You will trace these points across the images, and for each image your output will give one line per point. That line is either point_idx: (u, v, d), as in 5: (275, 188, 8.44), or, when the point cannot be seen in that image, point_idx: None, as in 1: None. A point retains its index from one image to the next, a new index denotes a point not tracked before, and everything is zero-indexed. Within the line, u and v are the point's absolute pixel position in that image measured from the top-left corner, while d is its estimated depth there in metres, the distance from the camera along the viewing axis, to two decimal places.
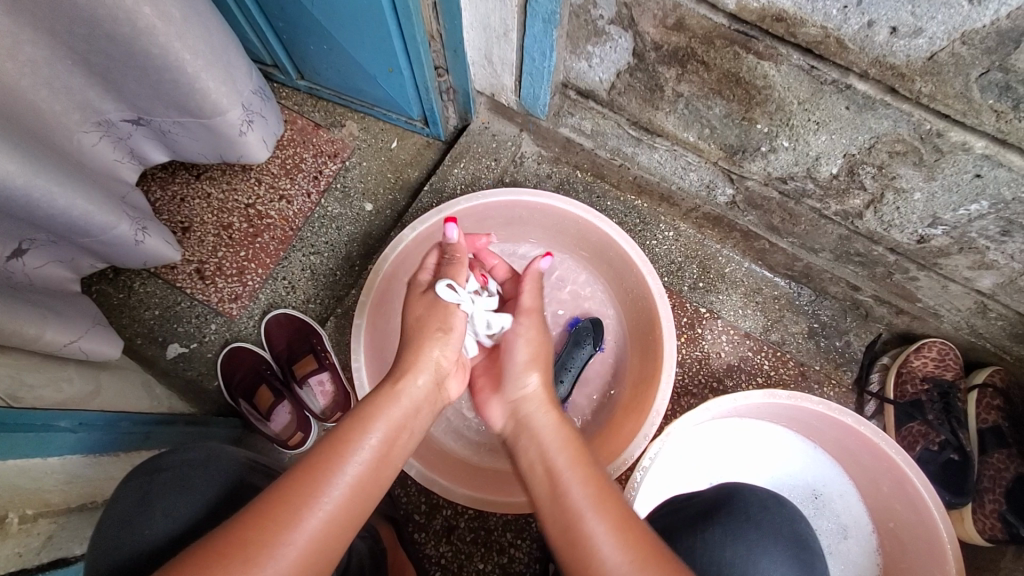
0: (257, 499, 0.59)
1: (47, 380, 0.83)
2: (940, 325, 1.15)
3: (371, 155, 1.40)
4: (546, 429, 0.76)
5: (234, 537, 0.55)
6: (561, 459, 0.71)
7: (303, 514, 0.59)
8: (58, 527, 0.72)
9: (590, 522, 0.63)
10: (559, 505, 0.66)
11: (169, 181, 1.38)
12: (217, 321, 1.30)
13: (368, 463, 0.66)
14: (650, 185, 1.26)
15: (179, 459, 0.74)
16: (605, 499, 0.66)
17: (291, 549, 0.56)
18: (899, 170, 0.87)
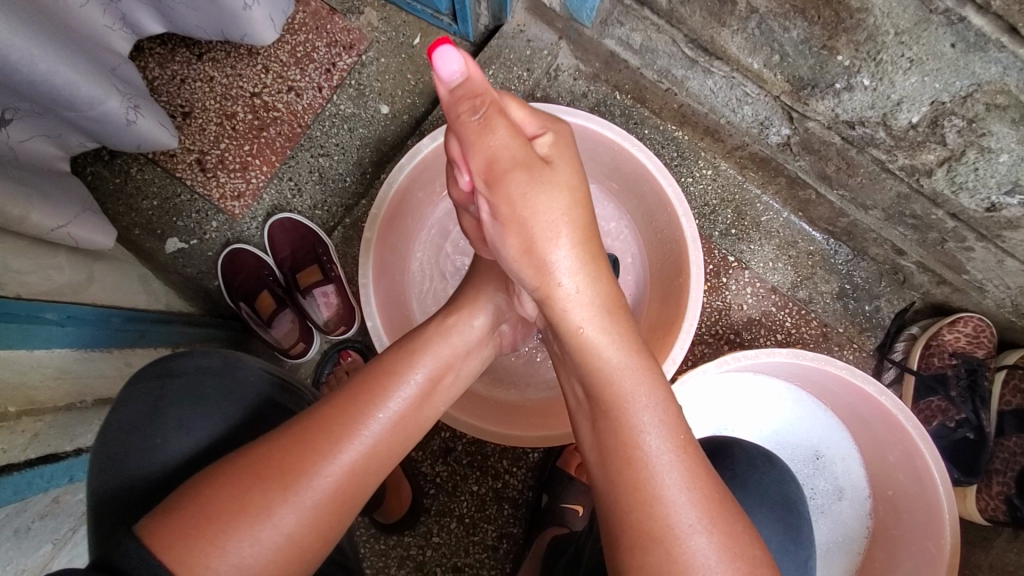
0: (297, 423, 0.61)
1: (35, 266, 0.77)
2: (981, 300, 1.08)
3: (391, 51, 1.26)
4: (610, 340, 0.69)
5: (267, 457, 0.58)
6: (642, 393, 0.66)
7: (339, 438, 0.61)
8: (46, 424, 0.69)
9: (664, 476, 0.62)
10: (614, 437, 0.65)
11: (168, 58, 1.25)
12: (218, 219, 1.22)
13: (407, 400, 0.67)
14: (697, 116, 1.14)
15: (190, 364, 0.71)
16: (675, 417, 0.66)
17: (326, 481, 0.59)
18: (992, 128, 0.76)
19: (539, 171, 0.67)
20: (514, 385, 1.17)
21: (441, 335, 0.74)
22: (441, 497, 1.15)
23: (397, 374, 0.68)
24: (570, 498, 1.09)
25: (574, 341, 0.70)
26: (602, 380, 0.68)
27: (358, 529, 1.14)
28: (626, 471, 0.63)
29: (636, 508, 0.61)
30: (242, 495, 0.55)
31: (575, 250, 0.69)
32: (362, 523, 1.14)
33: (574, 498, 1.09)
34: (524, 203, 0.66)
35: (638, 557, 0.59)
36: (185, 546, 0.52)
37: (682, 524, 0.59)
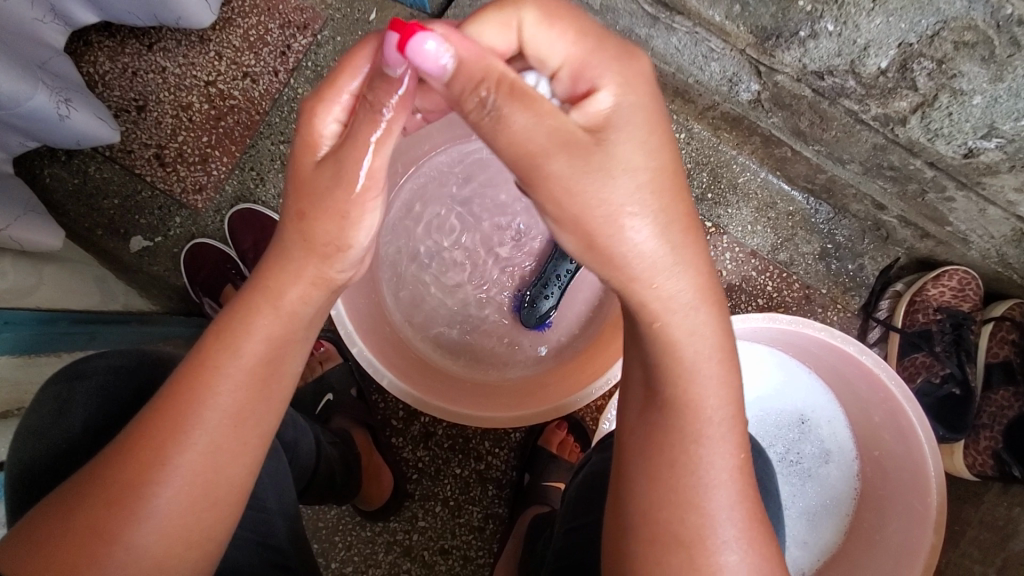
0: (125, 434, 0.55)
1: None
2: (966, 253, 1.05)
3: (347, 29, 1.21)
4: (690, 322, 0.56)
5: (97, 480, 0.54)
6: (709, 394, 0.57)
7: (163, 454, 0.54)
8: None
9: (711, 496, 0.56)
10: (665, 437, 0.57)
11: (117, 51, 1.20)
12: (182, 214, 1.20)
13: (240, 375, 0.57)
14: (665, 77, 1.09)
15: (105, 364, 0.68)
16: (726, 389, 0.58)
17: (163, 497, 0.54)
18: (962, 68, 0.72)
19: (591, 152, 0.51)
20: (493, 366, 1.14)
21: (267, 292, 0.58)
22: (424, 482, 1.14)
23: (225, 348, 0.57)
24: (552, 476, 1.09)
25: (650, 326, 0.56)
26: (675, 368, 0.56)
27: (342, 517, 1.14)
28: (667, 455, 0.57)
29: (671, 497, 0.56)
30: (77, 522, 0.53)
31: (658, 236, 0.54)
32: (346, 512, 1.14)
33: (555, 475, 1.09)
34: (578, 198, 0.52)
35: (663, 554, 0.55)
36: (51, 572, 0.52)
37: (716, 517, 0.56)
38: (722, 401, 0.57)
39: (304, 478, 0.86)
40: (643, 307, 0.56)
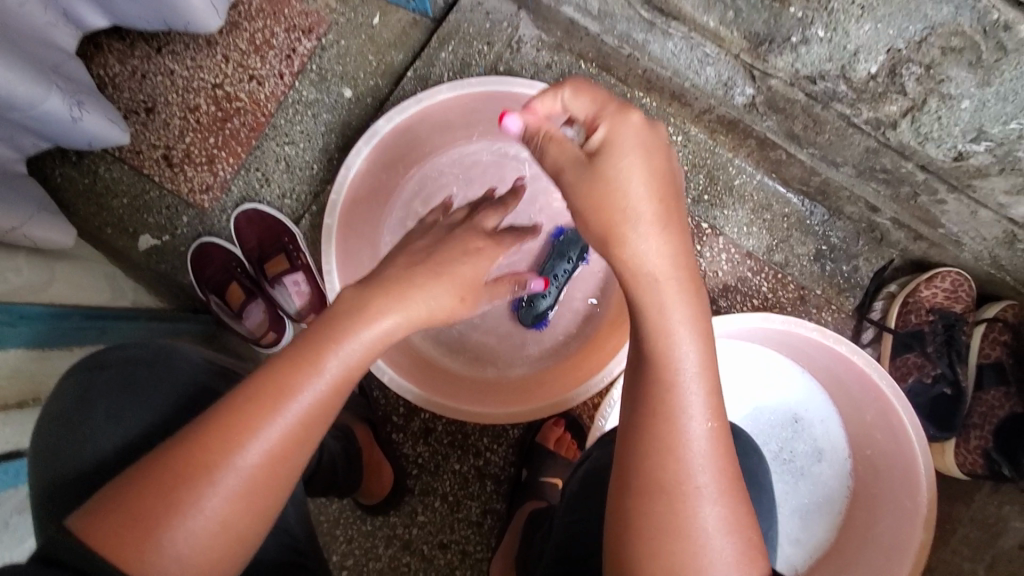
0: (204, 420, 0.57)
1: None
2: (959, 254, 1.06)
3: (351, 33, 1.24)
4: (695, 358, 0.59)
5: (171, 461, 0.56)
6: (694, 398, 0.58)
7: (235, 445, 0.56)
8: None
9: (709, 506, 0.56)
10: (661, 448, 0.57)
11: (127, 54, 1.23)
12: (188, 214, 1.23)
13: (323, 395, 0.60)
14: (661, 81, 1.11)
15: (119, 356, 0.72)
16: (720, 436, 0.58)
17: (226, 487, 0.55)
18: (950, 72, 0.74)
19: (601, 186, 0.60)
20: (492, 364, 1.16)
21: (365, 316, 0.63)
22: (424, 477, 1.17)
23: (311, 363, 0.60)
24: (549, 472, 1.11)
25: (661, 360, 0.59)
26: (673, 409, 0.58)
27: (344, 511, 1.16)
28: (662, 503, 0.56)
29: (668, 547, 0.55)
30: (149, 497, 0.55)
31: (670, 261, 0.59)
32: (348, 506, 1.16)
33: (553, 471, 1.10)
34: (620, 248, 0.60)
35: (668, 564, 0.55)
36: (115, 541, 0.53)
37: (717, 562, 0.55)
38: (716, 448, 0.58)
39: (306, 471, 0.88)
40: (659, 337, 0.59)
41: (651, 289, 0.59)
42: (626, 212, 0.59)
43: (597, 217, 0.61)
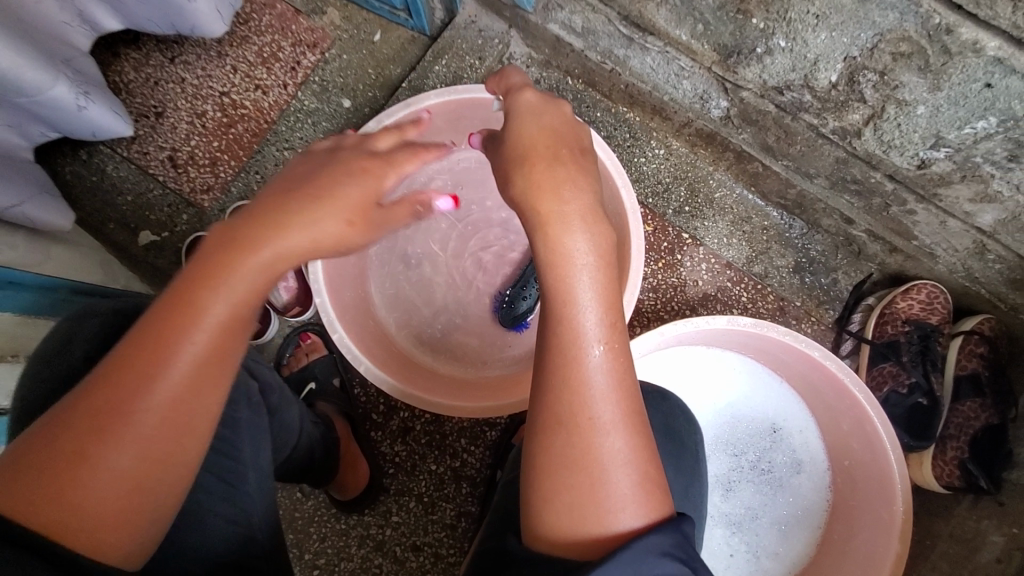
0: (80, 389, 0.53)
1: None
2: (934, 267, 1.07)
3: (352, 48, 1.31)
4: (592, 285, 0.55)
5: (47, 439, 0.51)
6: (593, 324, 0.55)
7: (117, 412, 0.52)
8: None
9: (602, 430, 0.53)
10: (558, 373, 0.54)
11: (143, 62, 1.31)
12: (189, 212, 1.28)
13: (214, 340, 0.55)
14: (642, 95, 1.16)
15: None
16: (621, 365, 0.55)
17: (117, 457, 0.52)
18: (903, 78, 0.77)
19: (549, 142, 0.61)
20: (472, 364, 1.18)
21: (239, 247, 0.57)
22: (400, 477, 1.17)
23: (192, 312, 0.55)
24: None
25: (556, 291, 0.56)
26: (568, 340, 0.54)
27: (319, 508, 1.16)
28: (559, 437, 0.53)
29: (562, 476, 0.53)
30: (25, 482, 0.50)
31: (581, 195, 0.57)
32: (324, 503, 1.16)
33: None
34: (540, 189, 0.57)
35: (553, 488, 0.53)
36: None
37: (616, 499, 0.52)
38: (616, 378, 0.54)
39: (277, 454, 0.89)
40: (555, 266, 0.56)
41: (557, 220, 0.56)
42: (530, 153, 0.60)
43: (503, 166, 0.62)
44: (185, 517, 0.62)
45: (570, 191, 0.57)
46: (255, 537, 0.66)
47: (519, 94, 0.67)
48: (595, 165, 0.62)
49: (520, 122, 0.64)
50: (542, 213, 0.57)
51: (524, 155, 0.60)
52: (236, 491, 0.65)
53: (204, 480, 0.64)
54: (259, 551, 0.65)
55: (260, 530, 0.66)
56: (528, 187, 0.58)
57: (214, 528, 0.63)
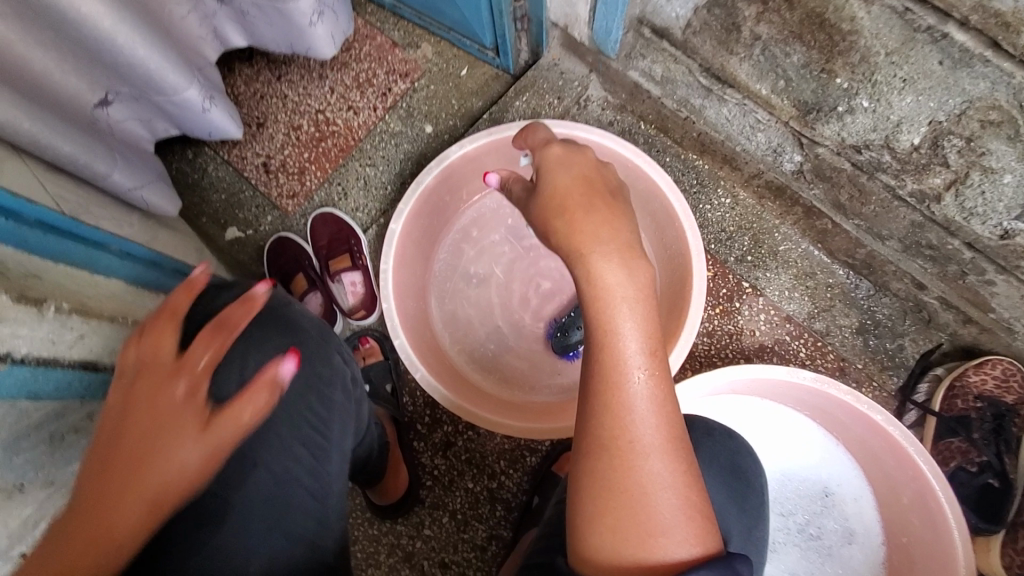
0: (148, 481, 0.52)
1: (105, 215, 0.94)
2: (1011, 343, 1.04)
3: (440, 80, 1.41)
4: (630, 319, 0.58)
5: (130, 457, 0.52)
6: (633, 355, 0.57)
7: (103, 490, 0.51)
8: (91, 329, 0.76)
9: (643, 456, 0.55)
10: (598, 403, 0.57)
11: (253, 78, 1.44)
12: (273, 214, 1.38)
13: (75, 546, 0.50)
14: (715, 144, 1.19)
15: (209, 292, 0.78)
16: (663, 392, 0.57)
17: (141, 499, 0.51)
18: (990, 145, 0.80)
19: (583, 186, 0.66)
20: (519, 387, 1.20)
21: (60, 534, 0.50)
22: (437, 490, 1.18)
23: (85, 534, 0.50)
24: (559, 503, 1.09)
25: (597, 321, 0.58)
26: (610, 367, 0.57)
27: (355, 510, 1.17)
28: (603, 460, 0.56)
29: (606, 499, 0.55)
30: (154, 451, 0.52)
31: (617, 234, 0.61)
32: (359, 506, 1.17)
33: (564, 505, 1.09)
34: (580, 231, 0.62)
35: (594, 511, 0.56)
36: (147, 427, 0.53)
37: (658, 522, 0.54)
38: (657, 405, 0.56)
39: None
40: (596, 299, 0.58)
41: (595, 259, 0.60)
42: (565, 199, 0.65)
43: (541, 213, 0.67)
44: (275, 483, 0.66)
45: (607, 234, 0.61)
46: (327, 517, 0.70)
47: (546, 146, 0.72)
48: (628, 207, 0.66)
49: (551, 173, 0.68)
50: (579, 252, 0.61)
51: (561, 204, 0.65)
52: (320, 469, 0.69)
53: (295, 451, 0.68)
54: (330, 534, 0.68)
55: (333, 512, 0.71)
56: (568, 230, 0.63)
57: (297, 498, 0.67)
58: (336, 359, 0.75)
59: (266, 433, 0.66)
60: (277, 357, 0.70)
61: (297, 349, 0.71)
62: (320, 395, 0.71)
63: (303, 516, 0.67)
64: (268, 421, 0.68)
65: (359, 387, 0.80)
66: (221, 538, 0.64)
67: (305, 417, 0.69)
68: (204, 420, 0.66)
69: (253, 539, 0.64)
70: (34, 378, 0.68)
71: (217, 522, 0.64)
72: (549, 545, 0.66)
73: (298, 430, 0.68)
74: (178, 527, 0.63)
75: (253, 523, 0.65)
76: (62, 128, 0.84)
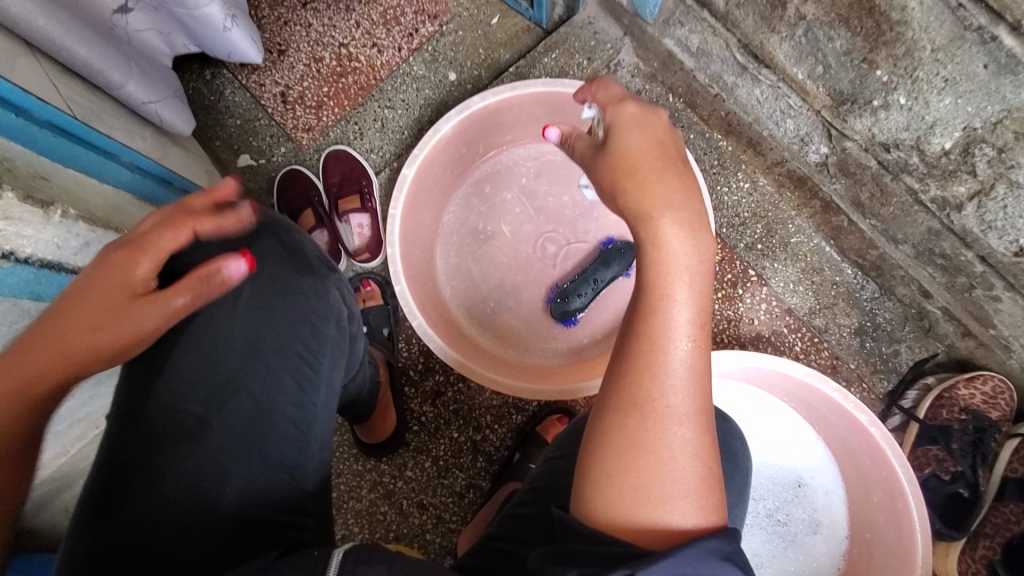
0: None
1: (119, 125, 0.93)
2: (1006, 361, 1.04)
3: (469, 26, 1.36)
4: (685, 288, 0.57)
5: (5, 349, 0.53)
6: (683, 324, 0.56)
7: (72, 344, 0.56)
8: (95, 237, 0.78)
9: (672, 421, 0.55)
10: (638, 365, 0.56)
11: (277, 2, 1.39)
12: (287, 146, 1.36)
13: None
14: (741, 126, 1.16)
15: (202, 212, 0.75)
16: (701, 364, 0.57)
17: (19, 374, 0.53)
18: (1020, 158, 0.77)
19: (657, 149, 0.63)
20: (513, 347, 1.22)
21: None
22: (422, 435, 1.21)
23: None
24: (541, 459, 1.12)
25: (653, 284, 0.57)
26: (656, 331, 0.56)
27: (342, 445, 1.21)
28: (634, 418, 0.55)
29: (628, 458, 0.55)
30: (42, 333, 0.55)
31: (687, 201, 0.59)
32: (346, 441, 1.21)
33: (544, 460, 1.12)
34: (649, 193, 0.59)
35: (613, 468, 0.55)
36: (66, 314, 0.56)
37: (676, 488, 0.54)
38: (694, 375, 0.56)
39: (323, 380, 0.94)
40: (658, 262, 0.57)
41: (659, 223, 0.58)
42: (637, 159, 0.62)
43: (606, 173, 0.64)
44: (261, 409, 0.67)
45: (680, 200, 0.59)
46: (310, 448, 0.70)
47: (619, 104, 0.68)
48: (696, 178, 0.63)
49: (623, 131, 0.65)
50: (646, 213, 0.59)
51: (630, 165, 0.62)
52: (306, 401, 0.70)
53: (283, 381, 0.69)
54: (311, 461, 0.69)
55: (315, 443, 0.71)
56: (637, 190, 0.60)
57: (279, 427, 0.68)
58: (332, 295, 0.74)
59: (252, 360, 0.68)
60: (275, 289, 0.71)
61: (292, 280, 0.72)
62: (311, 329, 0.71)
63: (285, 444, 0.68)
64: (257, 347, 0.69)
65: (356, 323, 0.80)
66: (201, 457, 0.64)
67: (296, 349, 0.70)
68: (194, 344, 0.68)
69: (231, 465, 0.64)
70: (38, 279, 0.70)
71: (198, 441, 0.65)
72: (532, 497, 0.69)
73: (288, 360, 0.70)
74: (162, 441, 0.64)
75: (236, 447, 0.65)
76: (78, 31, 0.82)
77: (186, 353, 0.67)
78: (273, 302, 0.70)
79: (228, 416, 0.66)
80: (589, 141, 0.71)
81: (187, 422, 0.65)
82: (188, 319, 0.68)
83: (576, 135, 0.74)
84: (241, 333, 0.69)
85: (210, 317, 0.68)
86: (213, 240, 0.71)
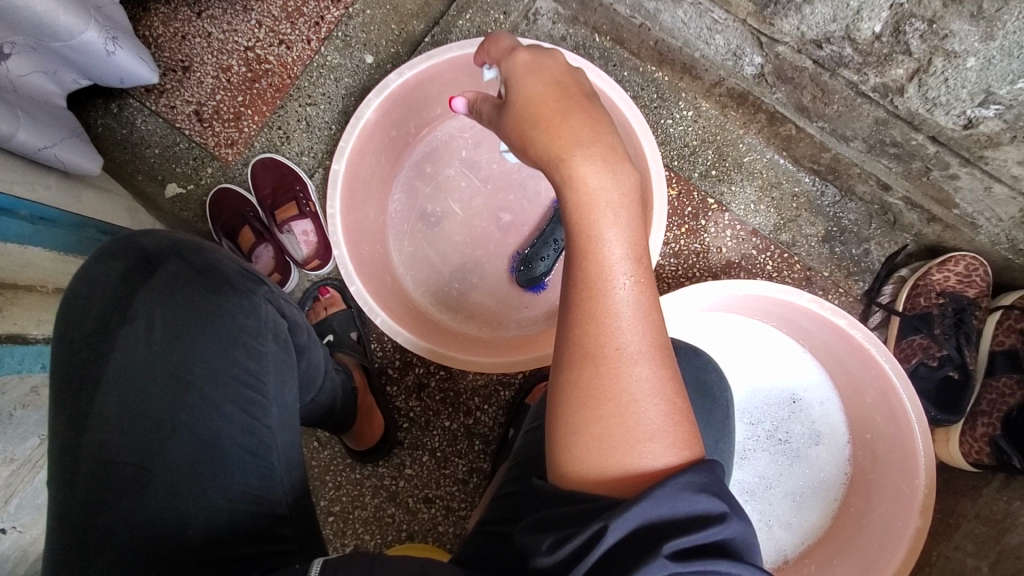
0: None
1: (19, 179, 0.87)
2: (974, 238, 1.04)
3: (376, 3, 1.27)
4: (613, 225, 0.54)
5: None
6: (617, 262, 0.54)
7: None
8: (8, 301, 0.77)
9: (627, 363, 0.52)
10: (581, 314, 0.53)
11: (171, 16, 1.30)
12: (213, 165, 1.30)
13: None
14: (672, 52, 1.11)
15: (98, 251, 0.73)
16: (646, 299, 0.54)
17: None
18: (953, 26, 0.73)
19: (558, 88, 0.59)
20: (487, 324, 1.18)
21: None
22: (414, 431, 1.18)
23: None
24: None
25: (580, 229, 0.54)
26: (593, 276, 0.54)
27: (334, 458, 1.18)
28: (588, 370, 0.53)
29: (590, 410, 0.52)
30: None
31: (596, 134, 0.56)
32: (339, 453, 1.18)
33: None
34: (556, 135, 0.56)
35: (576, 425, 0.52)
36: None
37: (644, 430, 0.51)
38: (640, 312, 0.53)
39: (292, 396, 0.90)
40: (579, 205, 0.54)
41: (573, 164, 0.55)
42: (539, 102, 0.59)
43: (512, 124, 0.60)
44: (207, 440, 0.65)
45: (588, 135, 0.55)
46: (275, 471, 0.66)
47: (511, 54, 0.65)
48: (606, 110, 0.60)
49: (521, 78, 0.61)
50: (557, 157, 0.56)
51: (533, 110, 0.59)
52: (257, 424, 0.66)
53: (226, 410, 0.66)
54: (279, 484, 0.66)
55: (280, 463, 0.67)
56: (545, 134, 0.57)
57: (231, 456, 0.64)
58: (264, 309, 0.70)
59: (182, 391, 0.66)
60: (194, 315, 0.68)
61: (213, 302, 0.69)
62: (246, 348, 0.68)
63: (244, 471, 0.64)
64: (189, 378, 0.67)
65: (304, 334, 0.76)
66: (149, 502, 0.61)
67: (234, 373, 0.67)
68: (121, 386, 0.66)
69: (187, 506, 0.61)
70: None
71: (144, 486, 0.62)
72: (520, 473, 0.67)
73: (225, 385, 0.67)
74: (106, 495, 0.62)
75: (185, 485, 0.62)
76: None
77: (113, 398, 0.66)
78: (195, 330, 0.68)
79: (171, 455, 0.64)
80: (495, 98, 0.67)
81: (128, 470, 0.63)
82: (109, 364, 0.67)
83: (480, 99, 0.70)
84: (166, 366, 0.67)
85: (129, 357, 0.67)
86: (115, 277, 0.70)
